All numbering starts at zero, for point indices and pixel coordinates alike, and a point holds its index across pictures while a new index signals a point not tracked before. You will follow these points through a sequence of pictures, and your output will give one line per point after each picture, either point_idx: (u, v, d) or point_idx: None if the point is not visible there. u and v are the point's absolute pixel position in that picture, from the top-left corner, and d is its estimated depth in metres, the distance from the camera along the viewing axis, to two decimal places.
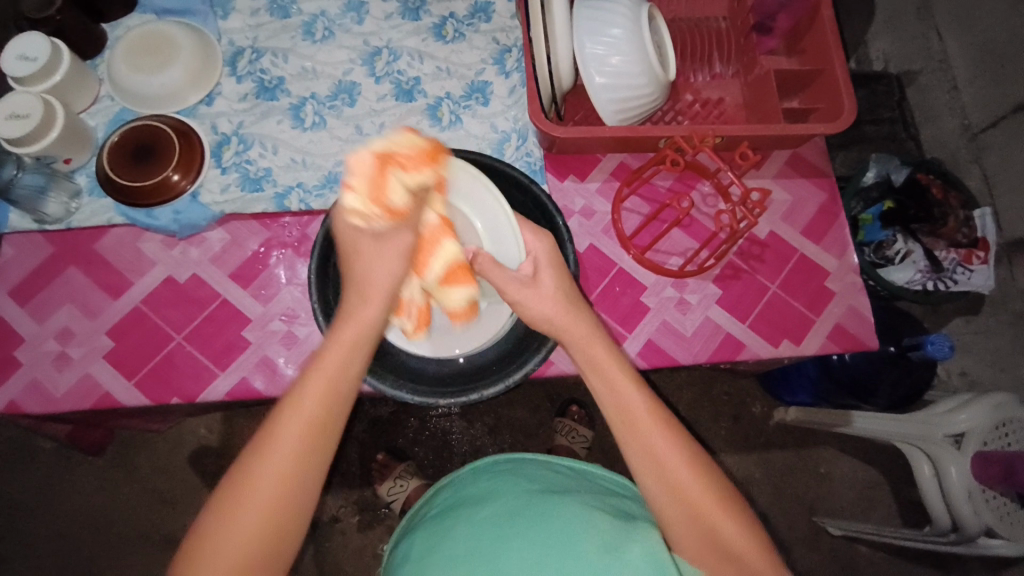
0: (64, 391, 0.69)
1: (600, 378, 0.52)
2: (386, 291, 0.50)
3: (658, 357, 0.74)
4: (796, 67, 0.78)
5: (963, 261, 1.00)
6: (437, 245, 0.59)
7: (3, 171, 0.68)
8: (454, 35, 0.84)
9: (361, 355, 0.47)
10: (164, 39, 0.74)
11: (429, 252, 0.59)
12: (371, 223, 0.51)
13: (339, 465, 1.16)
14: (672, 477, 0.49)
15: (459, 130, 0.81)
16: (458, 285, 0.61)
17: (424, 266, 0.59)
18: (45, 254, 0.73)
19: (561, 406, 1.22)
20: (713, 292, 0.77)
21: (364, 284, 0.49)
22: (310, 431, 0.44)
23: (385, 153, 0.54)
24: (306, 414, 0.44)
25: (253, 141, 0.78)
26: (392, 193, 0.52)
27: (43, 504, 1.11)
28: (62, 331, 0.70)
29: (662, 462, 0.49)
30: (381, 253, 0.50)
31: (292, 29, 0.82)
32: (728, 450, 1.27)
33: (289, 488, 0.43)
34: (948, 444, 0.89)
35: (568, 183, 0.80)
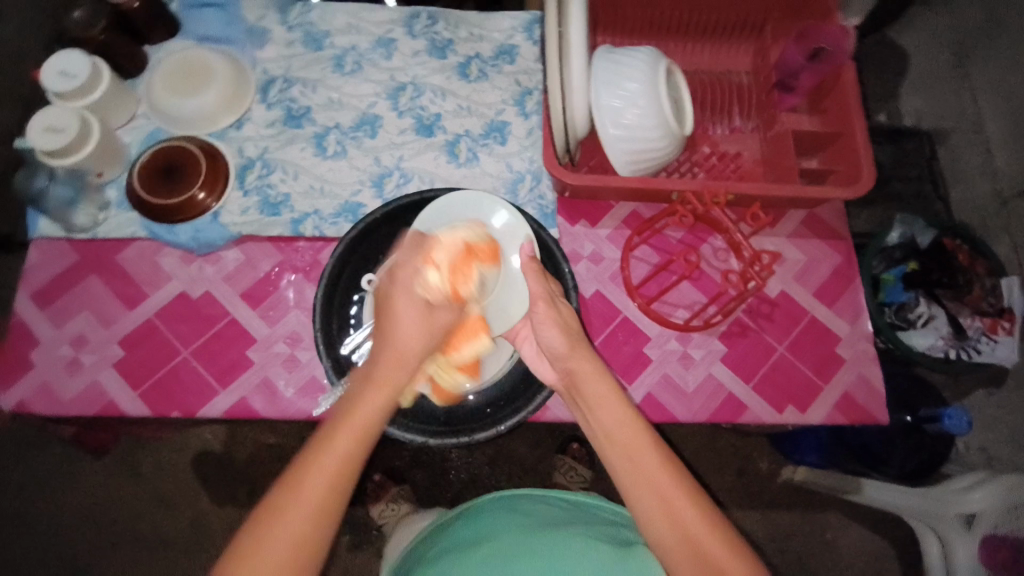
0: (71, 395, 0.71)
1: (620, 428, 0.50)
2: (407, 352, 0.51)
3: (656, 411, 0.73)
4: (815, 128, 0.77)
5: (986, 331, 0.96)
6: (476, 335, 0.59)
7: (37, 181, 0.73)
8: (478, 74, 0.86)
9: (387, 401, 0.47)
10: (202, 65, 0.78)
11: (467, 340, 0.59)
12: (435, 302, 0.54)
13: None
14: (673, 507, 0.46)
15: (475, 167, 0.82)
16: (464, 373, 0.61)
17: (457, 347, 0.59)
18: (69, 261, 0.75)
19: (563, 442, 1.20)
20: (718, 349, 0.75)
21: (394, 338, 0.51)
22: (336, 472, 0.43)
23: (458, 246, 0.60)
24: (343, 446, 0.44)
25: (276, 167, 0.80)
26: (463, 282, 0.57)
27: (42, 496, 1.13)
28: (76, 337, 0.73)
29: (675, 508, 0.46)
30: (418, 315, 0.53)
31: (323, 61, 0.85)
32: (731, 505, 1.23)
33: (325, 515, 0.42)
34: (959, 524, 0.86)
35: (579, 228, 0.80)
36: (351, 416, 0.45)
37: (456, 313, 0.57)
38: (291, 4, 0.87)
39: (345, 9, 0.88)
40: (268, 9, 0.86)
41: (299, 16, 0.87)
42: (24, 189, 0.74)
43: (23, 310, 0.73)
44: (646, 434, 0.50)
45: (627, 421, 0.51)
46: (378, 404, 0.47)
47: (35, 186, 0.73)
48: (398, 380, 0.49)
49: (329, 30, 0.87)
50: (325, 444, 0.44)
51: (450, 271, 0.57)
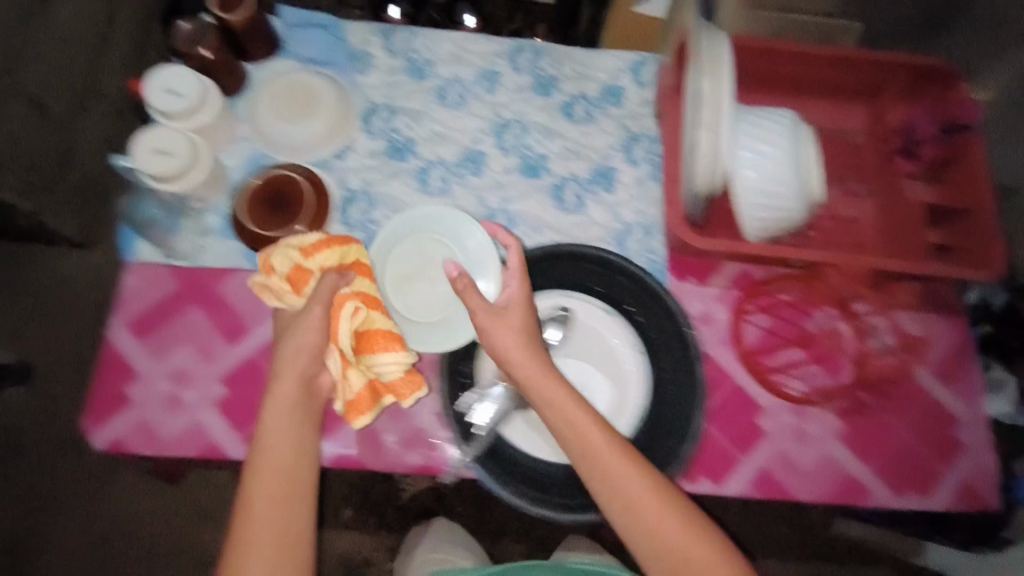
0: (173, 434, 0.68)
1: (573, 431, 0.58)
2: (303, 365, 0.61)
3: (773, 489, 0.71)
4: (937, 201, 0.75)
5: None
6: (342, 306, 0.62)
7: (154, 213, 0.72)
8: (584, 116, 0.82)
9: (290, 428, 0.59)
10: (309, 90, 0.76)
11: (338, 321, 0.62)
12: (284, 297, 0.64)
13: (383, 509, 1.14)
14: (629, 496, 0.56)
15: (583, 215, 0.79)
16: (386, 354, 0.62)
17: (337, 334, 0.61)
18: (169, 290, 0.72)
19: None
20: (834, 424, 0.73)
21: (282, 357, 0.61)
22: (269, 499, 0.57)
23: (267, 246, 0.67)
24: (264, 475, 0.58)
25: (380, 202, 0.77)
26: (310, 266, 0.63)
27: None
28: (177, 372, 0.70)
29: (632, 500, 0.56)
30: (297, 333, 0.61)
31: (426, 92, 0.82)
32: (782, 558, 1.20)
33: (281, 523, 0.56)
34: None
35: (687, 285, 0.77)
36: (258, 466, 0.58)
37: (320, 301, 0.61)
38: (394, 29, 0.83)
39: (448, 37, 0.83)
40: (372, 34, 0.82)
41: (403, 42, 0.82)
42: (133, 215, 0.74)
43: (120, 342, 0.70)
44: (594, 431, 0.58)
45: (576, 418, 0.58)
46: (271, 444, 0.59)
47: (144, 214, 0.73)
48: (290, 400, 0.60)
49: (431, 59, 0.83)
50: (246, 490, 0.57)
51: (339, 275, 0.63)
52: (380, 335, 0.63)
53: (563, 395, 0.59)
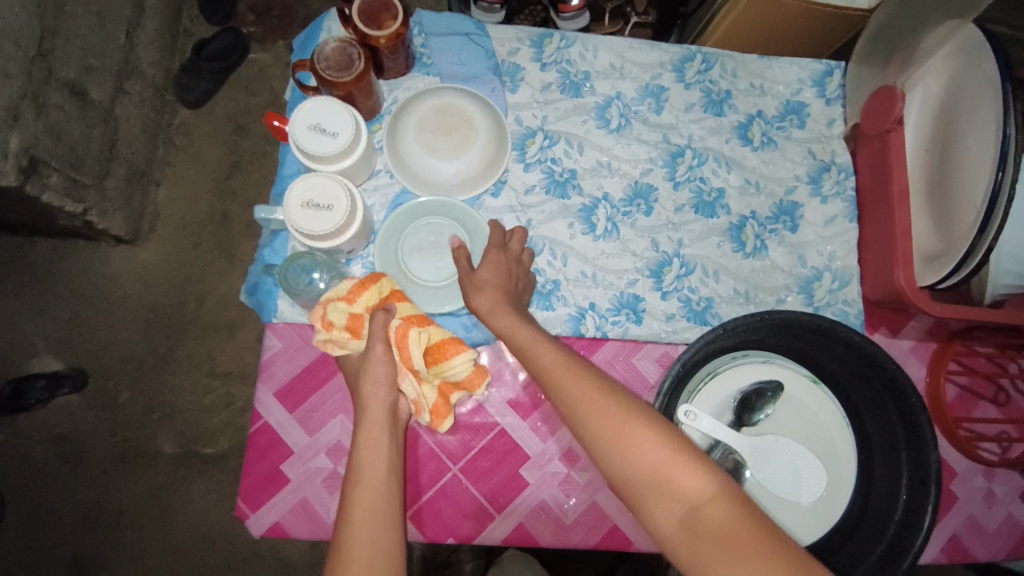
0: (338, 516, 0.59)
1: (578, 412, 0.47)
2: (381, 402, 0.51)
3: (962, 555, 0.68)
4: None
5: None
6: (408, 335, 0.53)
7: (307, 275, 0.60)
8: (763, 139, 0.73)
9: (385, 430, 0.50)
10: (463, 117, 0.65)
11: (404, 343, 0.54)
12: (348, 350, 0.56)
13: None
14: (665, 476, 0.43)
15: (764, 258, 0.70)
16: (460, 355, 0.56)
17: (410, 359, 0.54)
18: (316, 350, 0.62)
19: None
20: (1019, 484, 0.71)
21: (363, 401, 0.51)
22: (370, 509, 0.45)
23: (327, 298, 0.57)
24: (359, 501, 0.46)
25: (541, 247, 0.67)
26: (354, 308, 0.55)
27: (180, 538, 1.04)
28: (334, 446, 0.60)
29: (667, 479, 0.42)
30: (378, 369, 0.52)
31: (585, 112, 0.71)
32: None
33: (376, 570, 0.43)
34: None
35: (879, 338, 0.70)
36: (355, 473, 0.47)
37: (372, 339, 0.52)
38: (546, 37, 0.72)
39: (608, 46, 0.73)
40: (522, 42, 0.71)
41: (555, 52, 0.71)
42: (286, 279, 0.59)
43: (269, 412, 0.60)
44: (615, 409, 0.46)
45: (588, 400, 0.47)
46: (378, 449, 0.49)
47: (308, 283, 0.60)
48: (385, 425, 0.50)
49: (590, 72, 0.72)
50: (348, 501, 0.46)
51: (350, 302, 0.55)
52: (447, 347, 0.56)
53: (623, 417, 0.45)
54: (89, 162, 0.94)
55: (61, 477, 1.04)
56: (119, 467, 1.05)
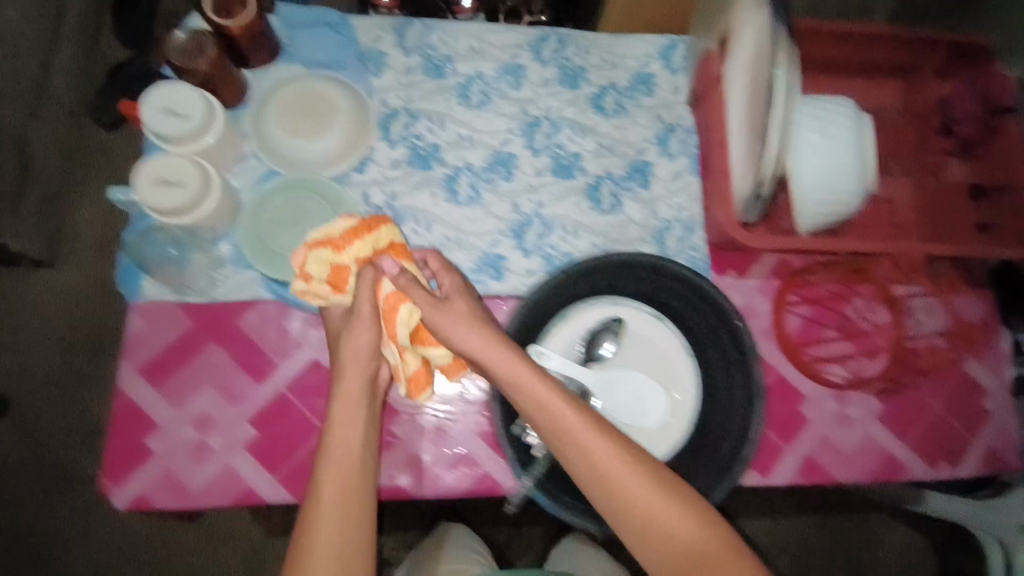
0: (200, 484, 0.64)
1: (534, 406, 0.54)
2: (360, 354, 0.58)
3: (817, 472, 0.73)
4: (980, 179, 0.75)
5: None
6: (397, 310, 0.58)
7: (160, 247, 0.66)
8: (615, 108, 0.79)
9: (354, 421, 0.57)
10: (324, 101, 0.69)
11: (392, 317, 0.58)
12: (327, 299, 0.61)
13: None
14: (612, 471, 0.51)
15: (620, 214, 0.76)
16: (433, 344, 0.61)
17: (393, 332, 0.59)
18: (181, 330, 0.67)
19: None
20: (875, 407, 0.75)
21: (343, 355, 0.58)
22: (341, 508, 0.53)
23: (320, 238, 0.61)
24: (333, 492, 0.53)
25: (407, 216, 0.72)
26: (341, 264, 0.59)
27: (113, 551, 1.05)
28: (199, 417, 0.65)
29: (609, 474, 0.51)
30: (359, 325, 0.59)
31: (447, 91, 0.76)
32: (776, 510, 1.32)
33: (344, 553, 0.52)
34: None
35: (727, 279, 0.77)
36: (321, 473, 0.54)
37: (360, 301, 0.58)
38: (407, 23, 0.76)
39: (467, 30, 0.77)
40: (384, 31, 0.75)
41: (417, 37, 0.76)
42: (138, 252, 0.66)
43: (131, 390, 0.65)
44: (568, 410, 0.53)
45: (540, 396, 0.54)
46: (346, 452, 0.55)
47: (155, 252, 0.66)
48: (361, 403, 0.57)
49: (451, 54, 0.77)
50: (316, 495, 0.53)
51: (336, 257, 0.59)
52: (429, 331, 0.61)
53: (570, 412, 0.53)
54: (2, 187, 0.95)
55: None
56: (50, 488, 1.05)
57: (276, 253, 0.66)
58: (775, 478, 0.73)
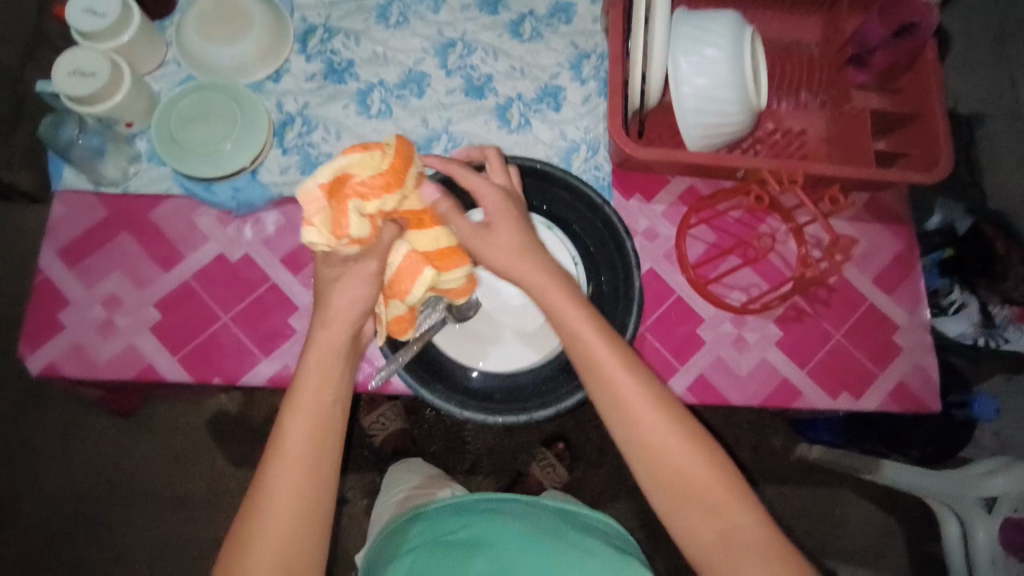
0: (106, 358, 0.69)
1: (583, 357, 0.53)
2: (351, 315, 0.52)
3: (709, 393, 0.73)
4: (886, 109, 0.74)
5: (1014, 319, 0.94)
6: (416, 271, 0.54)
7: (67, 131, 0.66)
8: (531, 34, 0.80)
9: (336, 360, 0.52)
10: (239, 10, 0.71)
11: (407, 277, 0.54)
12: (337, 250, 0.51)
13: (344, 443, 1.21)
14: (648, 434, 0.50)
15: (527, 134, 0.78)
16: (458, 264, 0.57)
17: (403, 289, 0.55)
18: (97, 217, 0.72)
19: (549, 437, 1.24)
20: (774, 333, 0.74)
21: (330, 309, 0.52)
22: (310, 443, 0.49)
23: (336, 179, 0.50)
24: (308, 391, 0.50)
25: (317, 125, 0.76)
26: (350, 223, 0.49)
27: (73, 466, 1.11)
28: (108, 297, 0.70)
29: (649, 435, 0.50)
30: (360, 277, 0.52)
31: (366, 11, 0.79)
32: None
33: (309, 490, 0.48)
34: (979, 507, 0.84)
35: (633, 203, 0.77)
36: (296, 406, 0.50)
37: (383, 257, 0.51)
38: None
39: None
40: None
41: None
42: (45, 138, 0.66)
43: (49, 267, 0.70)
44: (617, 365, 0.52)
45: (591, 348, 0.52)
46: (323, 389, 0.51)
47: (61, 137, 0.66)
48: (338, 347, 0.52)
49: None
50: (284, 430, 0.49)
51: (371, 209, 0.50)
52: (452, 255, 0.56)
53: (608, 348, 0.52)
54: None
55: None
56: (15, 410, 1.12)
57: (178, 144, 0.70)
58: None
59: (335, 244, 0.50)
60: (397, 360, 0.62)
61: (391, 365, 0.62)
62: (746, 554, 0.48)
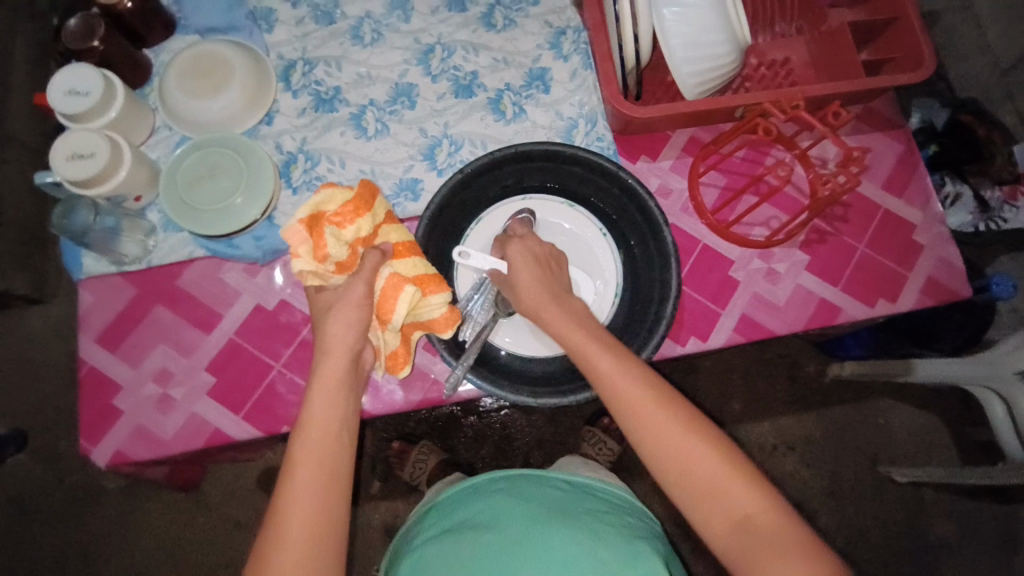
0: (172, 432, 0.69)
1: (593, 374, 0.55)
2: (349, 339, 0.57)
3: (755, 329, 0.75)
4: (862, 18, 0.75)
5: (1008, 199, 0.99)
6: (398, 290, 0.60)
7: (82, 218, 0.65)
8: (505, 23, 0.81)
9: (338, 390, 0.55)
10: (218, 60, 0.71)
11: (392, 295, 0.60)
12: (327, 280, 0.60)
13: (395, 470, 1.25)
14: (661, 430, 0.51)
15: (524, 121, 0.79)
16: (435, 294, 0.62)
17: (389, 311, 0.60)
18: (127, 296, 0.73)
19: (592, 416, 1.28)
20: (802, 259, 0.77)
21: (328, 342, 0.56)
22: (317, 467, 0.50)
23: (313, 216, 0.60)
24: (314, 445, 0.51)
25: (320, 157, 0.76)
26: (331, 248, 0.59)
27: (140, 550, 1.12)
28: (159, 372, 0.71)
29: (661, 434, 0.51)
30: (343, 300, 0.58)
31: (340, 35, 0.79)
32: (772, 412, 1.32)
33: (318, 519, 0.49)
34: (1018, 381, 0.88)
35: (641, 165, 0.79)
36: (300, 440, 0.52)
37: (365, 279, 0.58)
38: None
39: None
40: None
41: None
42: (59, 228, 0.65)
43: (93, 357, 0.71)
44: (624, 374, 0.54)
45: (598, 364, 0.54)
46: (324, 421, 0.53)
47: (75, 224, 0.65)
48: (346, 376, 0.56)
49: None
50: (292, 460, 0.51)
51: (338, 235, 0.60)
52: (430, 281, 0.62)
53: (610, 362, 0.54)
54: None
55: (25, 526, 1.12)
56: (71, 508, 1.12)
57: (188, 206, 0.69)
58: (714, 341, 0.75)
59: (318, 272, 0.60)
60: (464, 365, 0.64)
61: (460, 370, 0.64)
62: (782, 556, 0.46)
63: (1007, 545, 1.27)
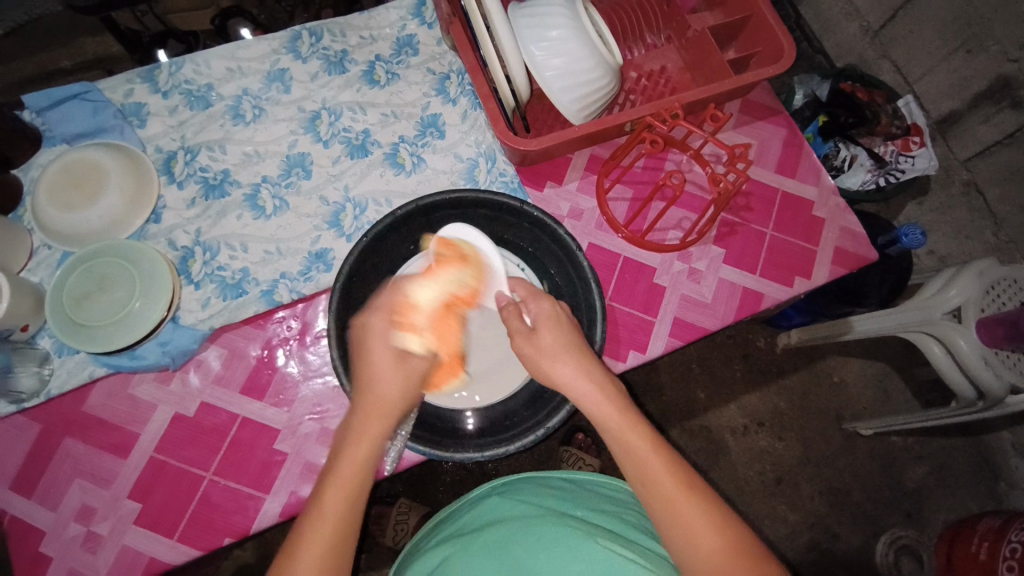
0: (105, 571, 0.64)
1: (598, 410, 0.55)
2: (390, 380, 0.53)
3: (689, 330, 0.76)
4: (722, 19, 0.79)
5: (901, 151, 1.05)
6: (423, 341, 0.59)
7: None
8: (387, 77, 0.81)
9: (377, 428, 0.51)
10: (88, 167, 0.68)
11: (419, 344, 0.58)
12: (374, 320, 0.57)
13: (378, 539, 1.20)
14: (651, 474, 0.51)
15: (425, 170, 0.78)
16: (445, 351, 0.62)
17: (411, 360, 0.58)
18: (33, 434, 0.67)
19: (567, 434, 1.28)
20: (718, 253, 0.79)
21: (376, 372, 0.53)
22: (342, 507, 0.48)
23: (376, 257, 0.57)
24: (342, 484, 0.48)
25: (218, 245, 0.73)
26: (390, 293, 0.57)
27: None
28: (80, 510, 0.65)
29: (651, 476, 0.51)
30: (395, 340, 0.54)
31: (219, 117, 0.77)
32: (737, 392, 1.34)
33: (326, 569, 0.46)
34: (948, 321, 0.90)
35: (549, 191, 0.80)
36: (336, 471, 0.49)
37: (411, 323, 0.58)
38: (156, 68, 0.77)
39: (217, 53, 0.78)
40: (133, 82, 0.77)
41: (170, 78, 0.77)
42: None
43: (9, 506, 0.65)
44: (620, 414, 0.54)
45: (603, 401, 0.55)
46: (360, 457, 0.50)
47: None
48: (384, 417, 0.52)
49: (210, 82, 0.78)
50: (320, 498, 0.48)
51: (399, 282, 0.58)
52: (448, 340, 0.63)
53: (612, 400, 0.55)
54: None
55: None
56: None
57: (80, 325, 0.64)
58: (653, 351, 0.75)
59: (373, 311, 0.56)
60: (402, 432, 0.61)
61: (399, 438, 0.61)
62: None
63: (976, 472, 1.32)
